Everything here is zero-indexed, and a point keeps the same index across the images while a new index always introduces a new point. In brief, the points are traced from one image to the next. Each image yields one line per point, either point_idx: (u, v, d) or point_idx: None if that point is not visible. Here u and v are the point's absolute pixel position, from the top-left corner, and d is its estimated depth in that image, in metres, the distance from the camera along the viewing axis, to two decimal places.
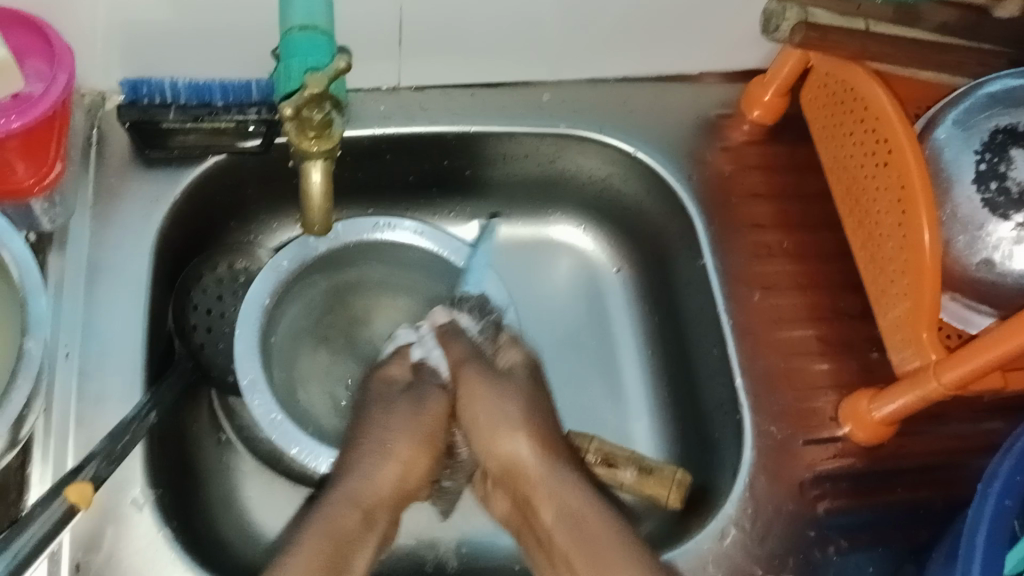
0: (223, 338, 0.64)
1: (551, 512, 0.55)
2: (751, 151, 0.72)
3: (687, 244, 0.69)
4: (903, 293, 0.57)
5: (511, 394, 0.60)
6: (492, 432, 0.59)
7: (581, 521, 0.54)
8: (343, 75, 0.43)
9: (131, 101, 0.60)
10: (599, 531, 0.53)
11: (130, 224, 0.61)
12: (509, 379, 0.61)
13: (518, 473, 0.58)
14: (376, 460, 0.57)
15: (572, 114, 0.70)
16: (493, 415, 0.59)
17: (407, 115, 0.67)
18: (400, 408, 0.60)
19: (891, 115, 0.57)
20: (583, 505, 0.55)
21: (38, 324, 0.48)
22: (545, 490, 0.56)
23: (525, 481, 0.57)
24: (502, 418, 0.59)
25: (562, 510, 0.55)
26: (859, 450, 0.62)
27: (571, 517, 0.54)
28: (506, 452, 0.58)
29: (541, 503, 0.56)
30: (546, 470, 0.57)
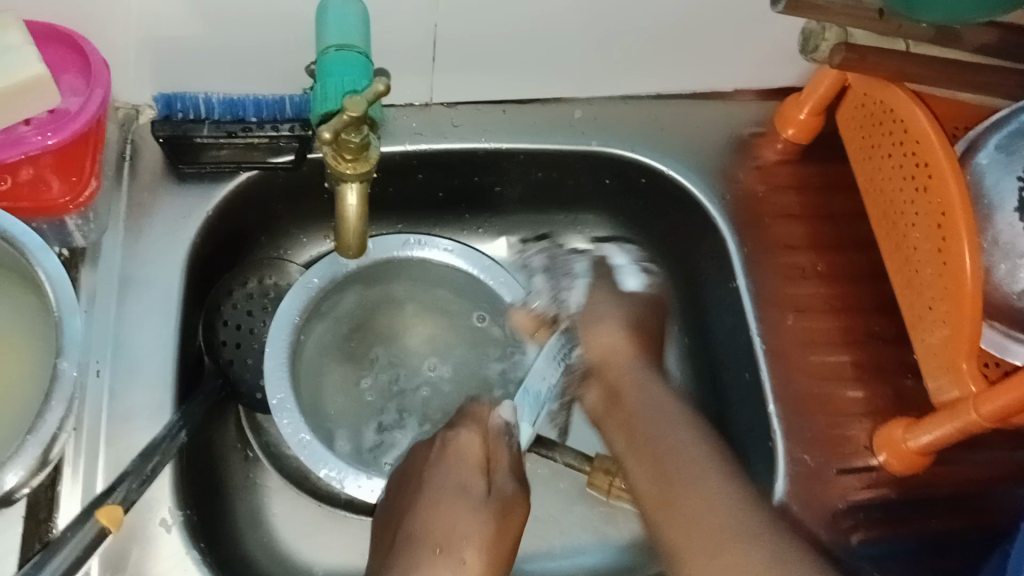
0: (251, 354, 0.64)
1: (636, 397, 0.55)
2: (783, 171, 0.71)
3: (719, 264, 0.68)
4: (942, 321, 0.56)
5: (615, 309, 0.62)
6: (592, 331, 0.61)
7: (659, 406, 0.54)
8: (381, 98, 0.42)
9: (164, 117, 0.61)
10: (649, 425, 0.52)
11: (161, 239, 0.61)
12: (616, 301, 0.63)
13: (611, 362, 0.58)
14: (440, 568, 0.48)
15: (603, 131, 0.69)
16: (603, 313, 0.62)
17: (439, 131, 0.67)
18: (454, 495, 0.52)
19: (932, 139, 0.55)
20: (663, 404, 0.54)
21: (70, 344, 0.48)
22: (628, 377, 0.57)
23: (613, 368, 0.58)
24: (608, 316, 0.62)
25: (643, 394, 0.55)
26: (892, 479, 0.60)
27: (652, 403, 0.54)
28: (604, 344, 0.60)
29: (624, 388, 0.56)
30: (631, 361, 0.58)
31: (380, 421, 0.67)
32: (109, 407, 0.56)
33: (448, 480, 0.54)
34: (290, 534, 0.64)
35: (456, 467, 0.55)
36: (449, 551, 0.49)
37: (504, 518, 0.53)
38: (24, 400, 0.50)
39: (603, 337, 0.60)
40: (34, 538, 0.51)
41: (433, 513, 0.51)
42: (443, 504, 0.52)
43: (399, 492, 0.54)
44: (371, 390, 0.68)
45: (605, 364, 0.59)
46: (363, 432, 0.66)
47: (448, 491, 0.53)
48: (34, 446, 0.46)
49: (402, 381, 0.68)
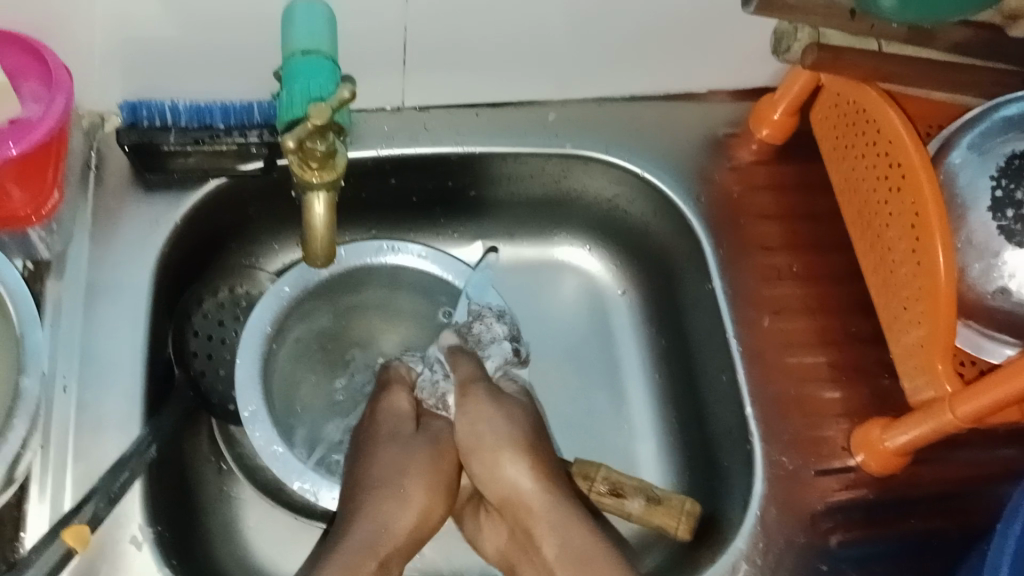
0: (223, 364, 0.63)
1: (554, 545, 0.54)
2: (760, 171, 0.71)
3: (695, 266, 0.68)
4: (918, 320, 0.56)
5: (506, 420, 0.58)
6: (484, 452, 0.57)
7: (580, 554, 0.53)
8: (347, 104, 0.41)
9: (130, 124, 0.59)
10: (597, 561, 0.52)
11: (128, 248, 0.60)
12: (509, 399, 0.59)
13: (518, 502, 0.56)
14: (388, 505, 0.56)
15: (577, 133, 0.69)
16: (494, 434, 0.57)
17: (411, 136, 0.67)
18: (392, 454, 0.58)
19: (905, 138, 0.55)
20: (580, 531, 0.54)
21: (32, 360, 0.48)
22: (546, 522, 0.54)
23: (526, 513, 0.55)
24: (495, 436, 0.57)
25: (565, 547, 0.53)
26: (870, 480, 0.60)
27: (573, 551, 0.53)
28: (507, 481, 0.56)
29: (541, 536, 0.54)
30: (545, 503, 0.55)
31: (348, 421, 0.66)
32: (77, 421, 0.55)
33: (384, 430, 0.60)
34: (265, 547, 0.63)
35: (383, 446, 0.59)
36: (391, 488, 0.56)
37: (438, 467, 0.58)
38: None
39: (516, 475, 0.56)
40: (2, 559, 0.50)
41: (385, 479, 0.57)
42: (382, 456, 0.58)
43: (353, 457, 0.60)
44: (342, 390, 0.67)
45: (486, 477, 0.57)
46: (325, 426, 0.66)
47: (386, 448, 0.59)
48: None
49: (375, 382, 0.68)
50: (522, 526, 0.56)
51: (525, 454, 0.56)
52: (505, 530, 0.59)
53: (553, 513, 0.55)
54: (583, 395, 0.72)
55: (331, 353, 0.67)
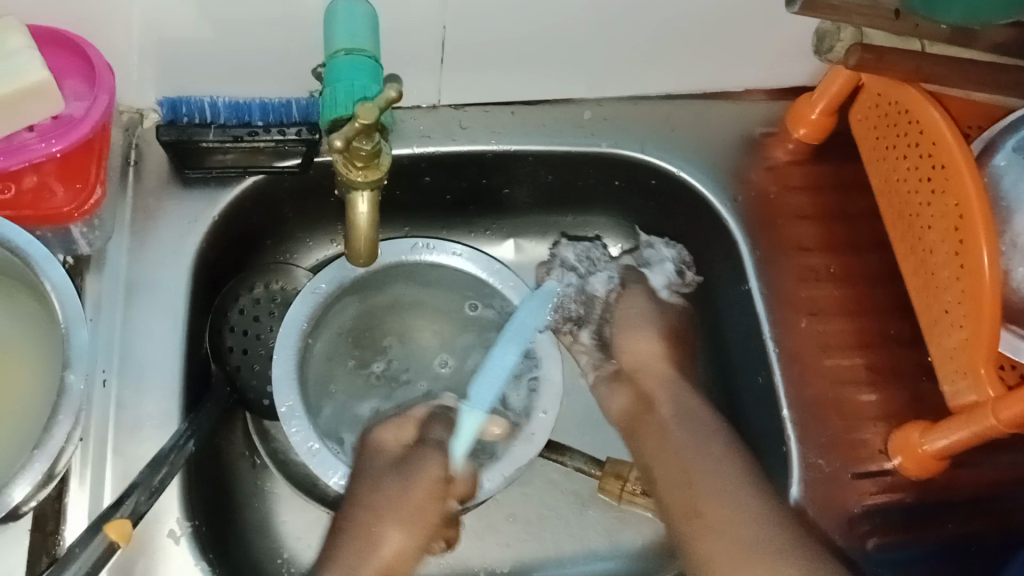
0: (258, 360, 0.64)
1: (668, 409, 0.65)
2: (795, 171, 0.70)
3: (730, 266, 0.68)
4: (960, 324, 0.55)
5: (641, 299, 0.72)
6: (630, 333, 0.70)
7: (700, 437, 0.62)
8: (393, 104, 0.41)
9: (170, 121, 0.60)
10: (699, 468, 0.60)
11: (167, 245, 0.61)
12: (642, 305, 0.72)
13: (646, 370, 0.68)
14: (350, 547, 0.57)
15: (613, 132, 0.68)
16: (644, 315, 0.71)
17: (447, 134, 0.66)
18: (380, 487, 0.59)
19: (949, 138, 0.55)
20: (705, 417, 0.64)
21: (77, 356, 0.48)
22: (666, 391, 0.67)
23: (647, 377, 0.68)
24: (645, 321, 0.71)
25: (688, 416, 0.64)
26: (908, 483, 0.60)
27: (693, 438, 0.62)
28: (643, 349, 0.69)
29: (659, 399, 0.66)
30: (666, 375, 0.68)
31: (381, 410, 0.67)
32: (116, 418, 0.56)
33: (380, 482, 0.59)
34: (300, 543, 0.64)
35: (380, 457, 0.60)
36: (359, 530, 0.57)
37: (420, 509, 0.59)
38: (30, 410, 0.49)
39: (650, 344, 0.70)
40: (41, 552, 0.50)
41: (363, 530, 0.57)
42: (361, 495, 0.58)
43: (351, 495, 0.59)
44: (379, 373, 0.67)
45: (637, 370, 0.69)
46: (357, 406, 0.66)
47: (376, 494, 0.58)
48: (42, 459, 0.45)
49: (412, 373, 0.68)
50: (643, 404, 0.66)
51: (663, 334, 0.70)
52: (631, 393, 0.68)
53: (678, 439, 0.62)
54: None
55: (368, 342, 0.67)
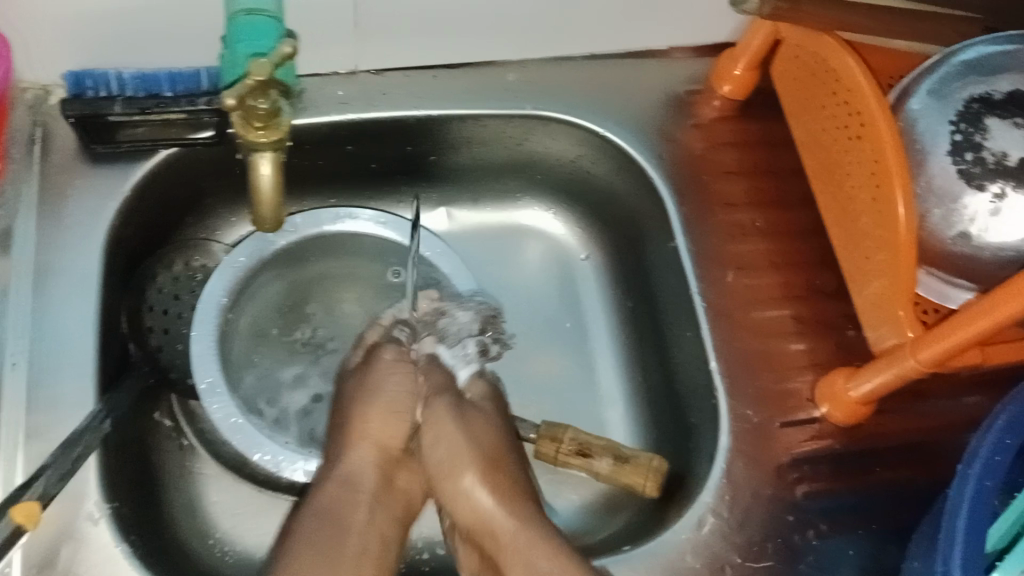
0: (181, 339, 0.63)
1: (510, 538, 0.51)
2: (724, 128, 0.70)
3: (658, 225, 0.68)
4: (879, 270, 0.56)
5: (477, 428, 0.57)
6: (454, 474, 0.55)
7: (543, 548, 0.50)
8: (288, 61, 0.40)
9: (74, 95, 0.58)
10: (530, 550, 0.50)
11: (80, 225, 0.59)
12: (474, 410, 0.59)
13: (479, 524, 0.53)
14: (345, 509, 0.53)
15: (537, 94, 0.68)
16: (452, 447, 0.56)
17: (368, 100, 0.65)
18: (383, 394, 0.58)
19: (864, 84, 0.55)
20: (541, 538, 0.51)
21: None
22: (511, 550, 0.51)
23: (486, 538, 0.53)
24: (461, 449, 0.56)
25: (517, 542, 0.51)
26: (837, 431, 0.60)
27: (527, 549, 0.51)
28: (466, 492, 0.54)
29: (501, 535, 0.52)
30: (506, 521, 0.52)
31: (307, 384, 0.65)
32: (30, 398, 0.54)
33: (392, 394, 0.58)
34: (231, 523, 0.63)
35: (357, 447, 0.56)
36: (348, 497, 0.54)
37: (391, 490, 0.56)
38: None
39: (480, 496, 0.54)
40: None
41: (313, 549, 0.50)
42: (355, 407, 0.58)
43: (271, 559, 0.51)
44: (303, 340, 0.67)
45: (444, 480, 0.55)
46: (280, 371, 0.65)
47: (361, 449, 0.56)
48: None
49: (336, 341, 0.67)
50: (491, 557, 0.53)
51: (483, 467, 0.55)
52: (478, 557, 0.55)
53: (516, 543, 0.51)
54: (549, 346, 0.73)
55: (291, 313, 0.67)
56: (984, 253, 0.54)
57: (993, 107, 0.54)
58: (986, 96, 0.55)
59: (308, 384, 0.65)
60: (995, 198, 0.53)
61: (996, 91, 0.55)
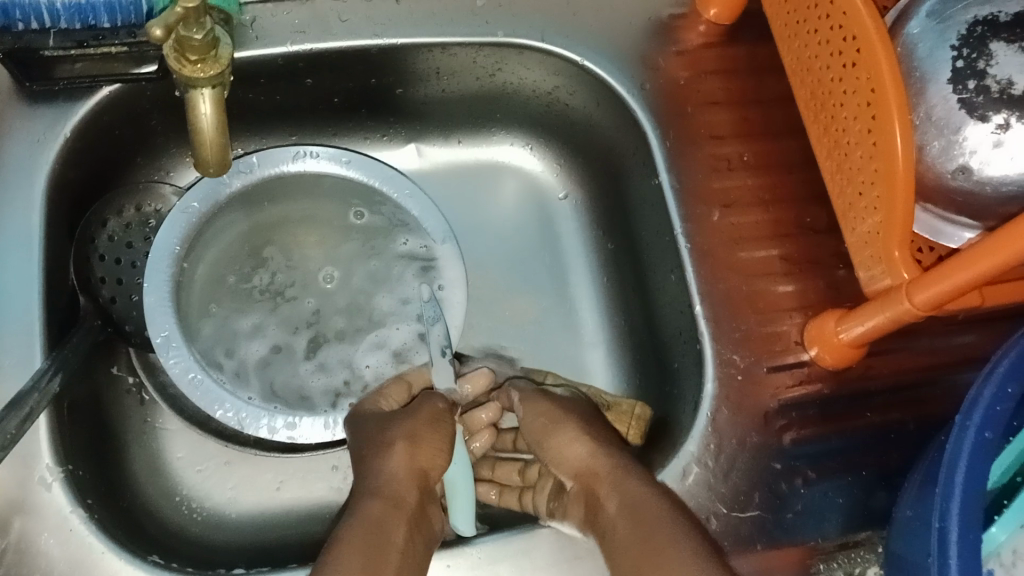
0: (136, 290, 0.59)
1: (615, 502, 0.47)
2: (707, 55, 0.65)
3: (642, 159, 0.64)
4: (874, 206, 0.53)
5: (572, 406, 0.57)
6: (554, 435, 0.53)
7: (645, 512, 0.46)
8: None
9: (3, 25, 0.52)
10: (653, 520, 0.45)
11: (15, 167, 0.54)
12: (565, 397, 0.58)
13: (592, 476, 0.50)
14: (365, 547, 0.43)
15: (510, 20, 0.63)
16: (551, 416, 0.55)
17: (325, 29, 0.60)
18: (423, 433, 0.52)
19: (857, 6, 0.51)
20: (650, 498, 0.47)
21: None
22: (611, 484, 0.49)
23: (595, 482, 0.50)
24: (563, 417, 0.55)
25: (626, 501, 0.47)
26: (825, 374, 0.58)
27: (636, 508, 0.46)
28: (575, 456, 0.52)
29: (606, 497, 0.48)
30: (619, 472, 0.49)
31: (267, 336, 0.62)
32: None
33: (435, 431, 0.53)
34: (198, 481, 0.60)
35: (398, 460, 0.50)
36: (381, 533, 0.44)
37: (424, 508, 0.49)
38: None
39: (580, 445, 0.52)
40: None
41: (361, 549, 0.43)
42: (391, 437, 0.51)
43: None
44: (262, 287, 0.63)
45: (543, 445, 0.54)
46: (236, 321, 0.62)
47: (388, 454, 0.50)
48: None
49: (295, 288, 0.64)
50: (590, 501, 0.49)
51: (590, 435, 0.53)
52: (581, 507, 0.50)
53: (619, 506, 0.47)
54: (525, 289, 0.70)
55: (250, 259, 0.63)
56: (986, 188, 0.51)
57: (999, 29, 0.50)
58: (991, 17, 0.51)
59: (267, 333, 0.62)
60: (999, 128, 0.50)
61: (1002, 12, 0.51)
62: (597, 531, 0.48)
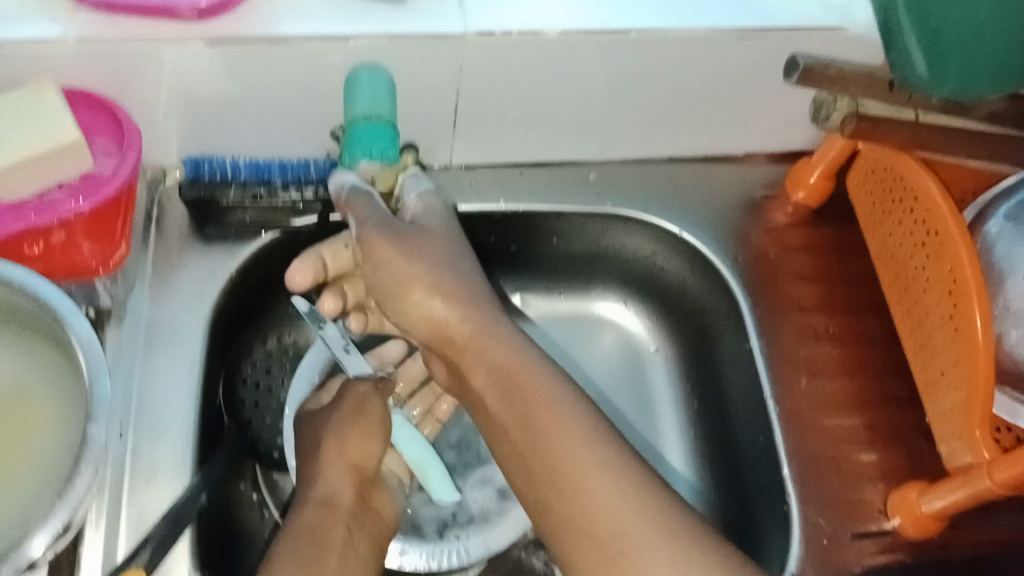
0: (269, 413, 0.66)
1: (481, 374, 0.55)
2: (795, 233, 0.72)
3: (732, 324, 0.69)
4: (955, 386, 0.57)
5: (447, 251, 0.60)
6: (403, 292, 0.58)
7: (507, 378, 0.54)
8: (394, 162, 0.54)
9: (192, 178, 0.62)
10: (550, 407, 0.51)
11: (186, 300, 0.63)
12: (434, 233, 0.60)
13: (463, 345, 0.57)
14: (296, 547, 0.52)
15: (618, 194, 0.71)
16: (411, 271, 0.58)
17: (458, 194, 0.69)
18: (365, 413, 0.60)
19: (942, 206, 0.57)
20: (544, 390, 0.52)
21: (100, 408, 0.48)
22: (471, 354, 0.56)
23: (453, 350, 0.58)
24: (446, 263, 0.59)
25: (491, 370, 0.55)
26: (906, 543, 0.61)
27: (500, 379, 0.54)
28: (418, 310, 0.58)
29: (472, 369, 0.56)
30: (473, 331, 0.57)
31: None
32: (133, 466, 0.57)
33: (369, 420, 0.60)
34: None
35: (334, 464, 0.58)
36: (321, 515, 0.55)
37: (364, 506, 0.58)
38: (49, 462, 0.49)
39: (444, 313, 0.57)
40: None
41: (302, 548, 0.52)
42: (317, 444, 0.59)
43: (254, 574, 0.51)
44: None
45: (393, 298, 0.59)
46: None
47: (335, 469, 0.58)
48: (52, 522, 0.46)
49: None
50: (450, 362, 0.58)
51: (443, 294, 0.58)
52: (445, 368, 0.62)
53: (484, 358, 0.55)
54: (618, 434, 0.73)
55: None
56: None
57: None
58: None
59: None
60: None
61: None
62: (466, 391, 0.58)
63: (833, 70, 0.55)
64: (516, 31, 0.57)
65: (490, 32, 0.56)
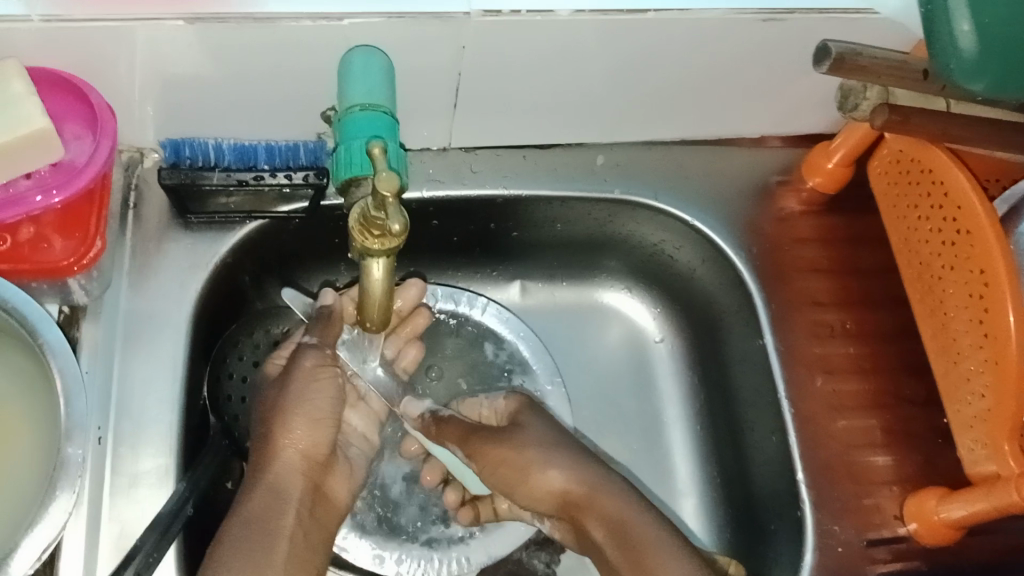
0: (256, 408, 0.62)
1: (601, 528, 0.56)
2: (808, 222, 0.68)
3: (744, 319, 0.66)
4: (981, 393, 0.54)
5: (546, 457, 0.59)
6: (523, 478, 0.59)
7: (624, 531, 0.55)
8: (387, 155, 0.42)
9: (172, 164, 0.58)
10: (633, 527, 0.54)
11: (164, 294, 0.59)
12: (520, 432, 0.60)
13: (575, 508, 0.57)
14: (247, 547, 0.50)
15: (626, 179, 0.67)
16: (533, 470, 0.59)
17: (457, 178, 0.65)
18: (307, 400, 0.57)
19: (973, 201, 0.54)
20: (624, 511, 0.55)
21: (76, 428, 0.46)
22: (590, 509, 0.56)
23: (578, 511, 0.57)
24: (526, 461, 0.59)
25: (608, 527, 0.55)
26: (922, 550, 0.59)
27: (616, 531, 0.55)
28: (545, 486, 0.58)
29: (590, 524, 0.57)
30: (588, 486, 0.57)
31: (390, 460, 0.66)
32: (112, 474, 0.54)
33: (313, 402, 0.58)
34: None
35: (288, 449, 0.56)
36: (272, 500, 0.54)
37: (318, 494, 0.57)
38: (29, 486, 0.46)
39: (557, 478, 0.58)
40: None
41: (247, 546, 0.51)
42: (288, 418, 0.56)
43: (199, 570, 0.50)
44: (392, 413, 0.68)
45: (517, 489, 0.60)
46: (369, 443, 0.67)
47: (289, 462, 0.56)
48: (27, 551, 0.43)
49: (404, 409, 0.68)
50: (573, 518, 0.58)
51: (560, 463, 0.58)
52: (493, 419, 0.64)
53: (563, 473, 0.58)
54: (618, 424, 0.72)
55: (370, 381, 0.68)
56: None
57: None
58: None
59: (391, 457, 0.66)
60: None
61: None
62: (586, 542, 0.58)
63: (862, 58, 0.51)
64: (525, 11, 0.52)
65: (496, 11, 0.52)
